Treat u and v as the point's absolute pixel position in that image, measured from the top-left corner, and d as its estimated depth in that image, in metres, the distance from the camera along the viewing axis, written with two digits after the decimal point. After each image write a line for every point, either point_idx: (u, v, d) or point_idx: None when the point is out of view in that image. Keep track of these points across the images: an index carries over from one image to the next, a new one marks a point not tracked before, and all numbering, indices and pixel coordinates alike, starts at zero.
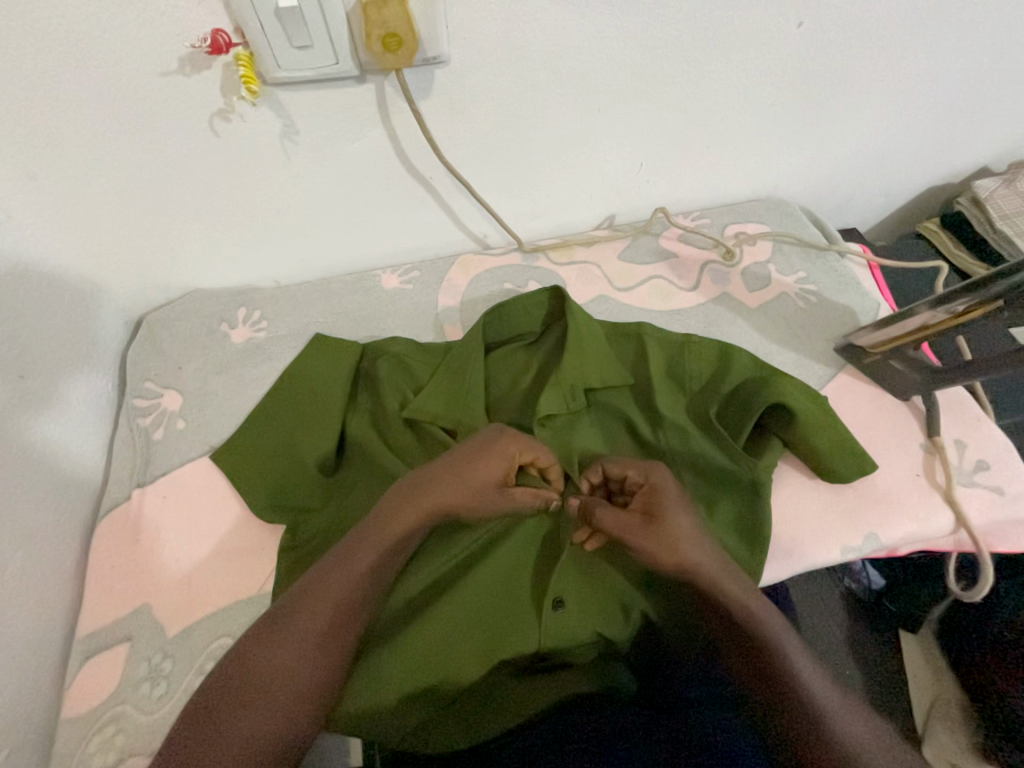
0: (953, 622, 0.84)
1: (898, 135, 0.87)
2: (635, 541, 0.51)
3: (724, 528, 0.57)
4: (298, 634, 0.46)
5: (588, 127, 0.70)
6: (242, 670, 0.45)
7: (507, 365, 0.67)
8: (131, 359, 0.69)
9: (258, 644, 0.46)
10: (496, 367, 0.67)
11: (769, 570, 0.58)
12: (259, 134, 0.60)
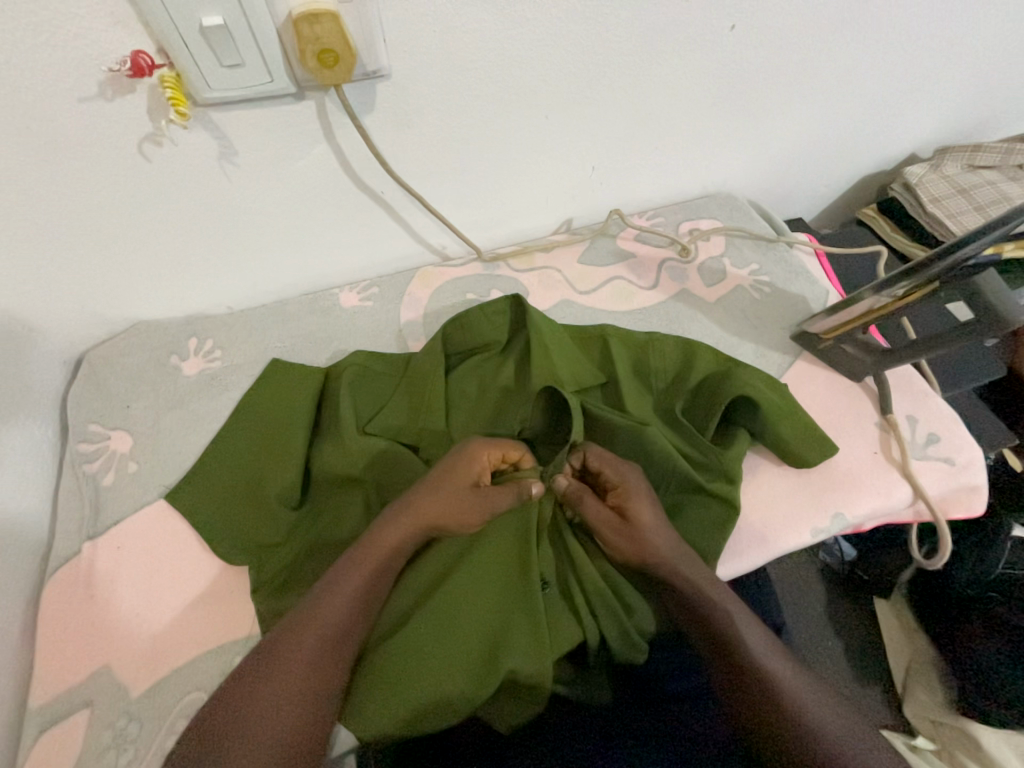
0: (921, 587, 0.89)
1: (832, 128, 0.91)
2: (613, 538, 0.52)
3: (697, 521, 0.58)
4: (292, 665, 0.44)
5: (538, 134, 0.71)
6: (232, 712, 0.42)
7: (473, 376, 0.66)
8: (72, 401, 0.65)
9: (248, 679, 0.44)
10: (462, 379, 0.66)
11: (746, 559, 0.58)
12: (194, 157, 0.57)
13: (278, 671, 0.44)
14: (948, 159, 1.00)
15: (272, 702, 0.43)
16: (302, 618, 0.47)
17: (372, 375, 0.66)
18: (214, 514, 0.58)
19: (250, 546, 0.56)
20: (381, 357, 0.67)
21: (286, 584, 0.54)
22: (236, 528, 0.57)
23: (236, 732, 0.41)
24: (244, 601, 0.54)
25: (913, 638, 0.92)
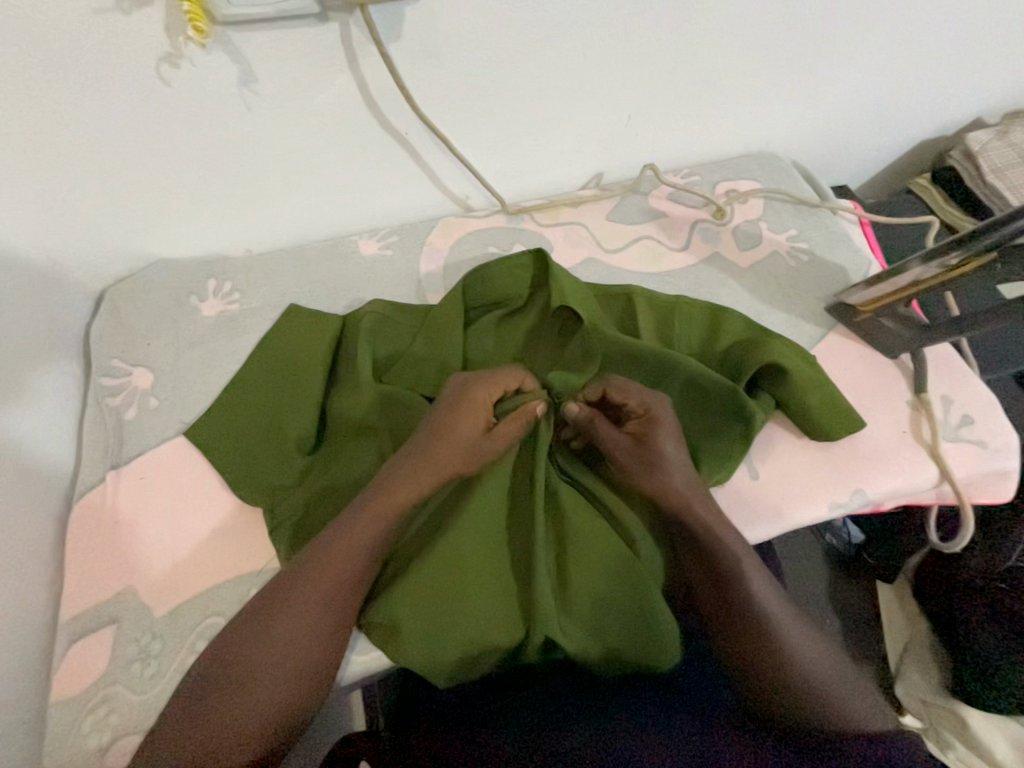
0: (927, 574, 0.87)
1: (890, 82, 0.84)
2: (622, 459, 0.53)
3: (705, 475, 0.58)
4: (312, 599, 0.46)
5: (573, 75, 0.66)
6: (247, 643, 0.45)
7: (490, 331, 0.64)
8: (96, 336, 0.66)
9: (269, 608, 0.46)
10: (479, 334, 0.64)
11: (758, 531, 0.57)
12: (213, 83, 0.55)
13: (302, 597, 0.46)
14: (1017, 125, 0.92)
15: (291, 629, 0.45)
16: (310, 559, 0.48)
17: (391, 325, 0.64)
18: (235, 454, 0.58)
19: (270, 489, 0.57)
20: (402, 308, 0.66)
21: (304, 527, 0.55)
22: (254, 469, 0.58)
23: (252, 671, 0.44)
24: (260, 536, 0.55)
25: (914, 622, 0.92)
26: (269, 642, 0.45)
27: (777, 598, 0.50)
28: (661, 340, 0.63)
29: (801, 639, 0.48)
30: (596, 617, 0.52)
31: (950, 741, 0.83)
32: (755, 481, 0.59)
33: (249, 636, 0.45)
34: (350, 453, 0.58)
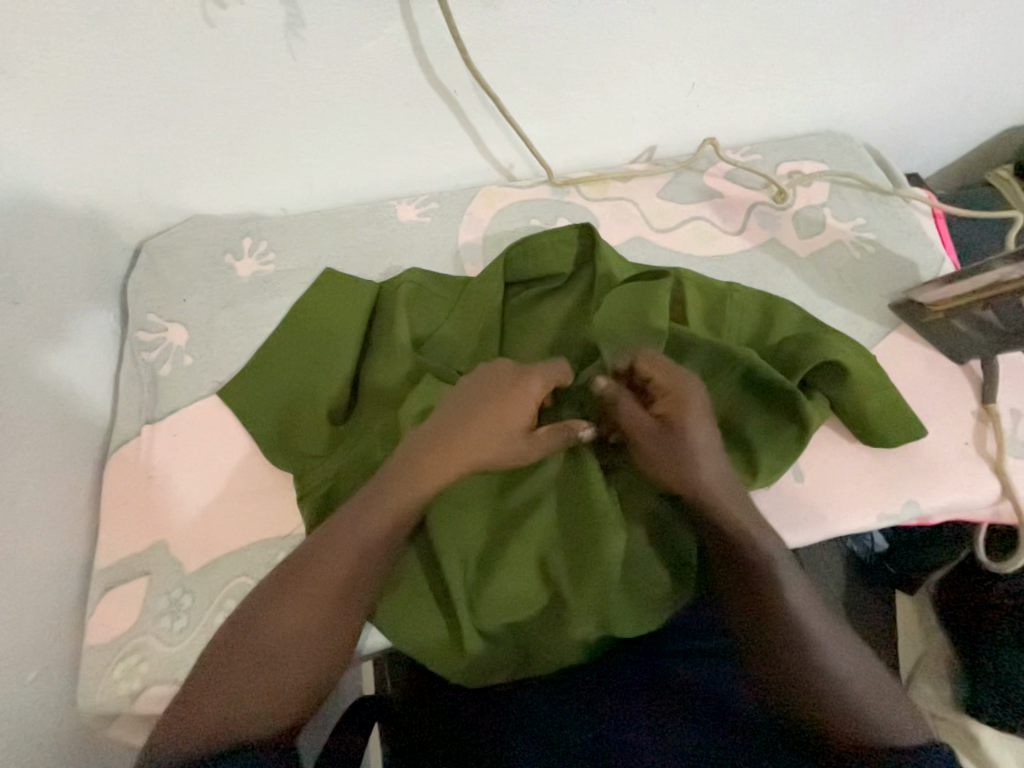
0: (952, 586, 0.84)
1: (983, 57, 0.76)
2: (650, 446, 0.50)
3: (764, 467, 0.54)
4: (322, 584, 0.45)
5: (636, 34, 0.61)
6: (270, 609, 0.45)
7: (531, 308, 0.61)
8: (132, 289, 0.65)
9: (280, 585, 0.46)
10: (518, 311, 0.61)
11: (798, 534, 0.55)
12: (257, 25, 0.52)
13: (293, 576, 0.46)
14: None
15: (309, 612, 0.45)
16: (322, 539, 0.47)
17: (428, 296, 0.62)
18: (269, 420, 0.57)
19: (299, 456, 0.56)
20: (439, 280, 0.63)
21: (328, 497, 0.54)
22: (283, 436, 0.57)
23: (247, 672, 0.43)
24: (289, 502, 0.55)
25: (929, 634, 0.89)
26: (289, 628, 0.44)
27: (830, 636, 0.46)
28: (710, 329, 0.60)
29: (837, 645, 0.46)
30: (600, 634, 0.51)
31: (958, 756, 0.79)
32: (801, 484, 0.56)
33: (255, 611, 0.45)
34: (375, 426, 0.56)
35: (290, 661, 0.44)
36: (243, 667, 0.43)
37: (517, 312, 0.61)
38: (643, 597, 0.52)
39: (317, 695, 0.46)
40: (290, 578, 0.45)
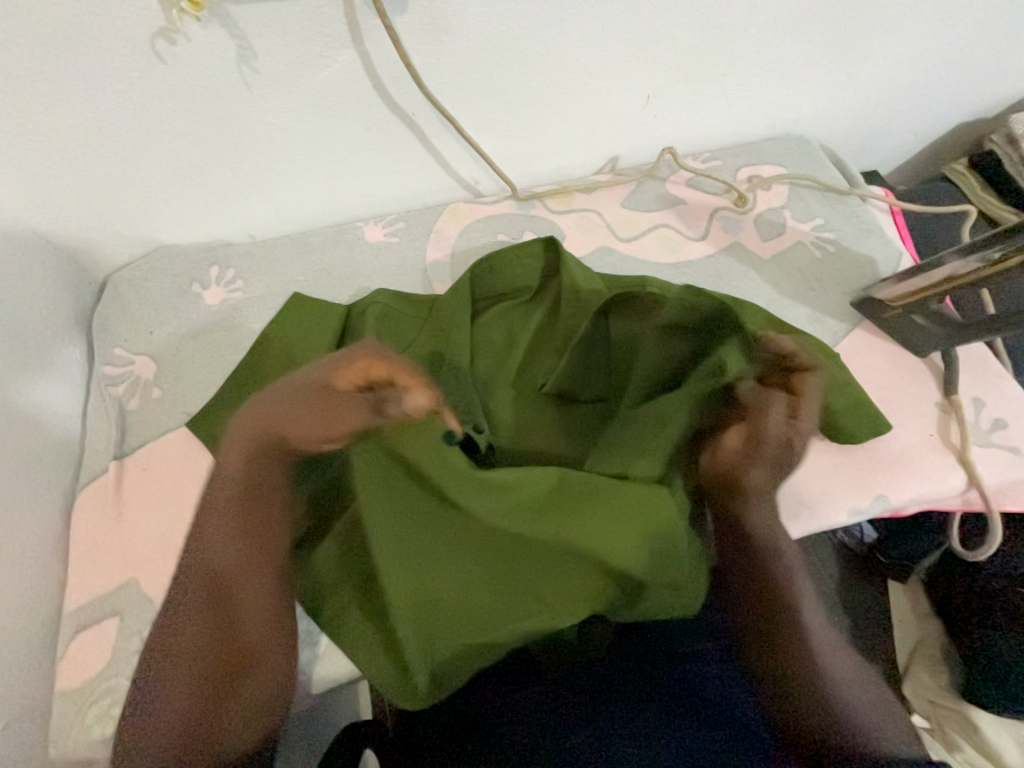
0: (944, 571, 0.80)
1: (928, 58, 0.78)
2: (716, 441, 0.55)
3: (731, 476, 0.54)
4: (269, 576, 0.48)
5: (589, 52, 0.63)
6: (202, 637, 0.45)
7: (499, 324, 0.61)
8: (99, 324, 0.65)
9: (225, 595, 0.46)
10: (487, 327, 0.61)
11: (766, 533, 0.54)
12: (210, 60, 0.52)
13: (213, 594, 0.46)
14: None
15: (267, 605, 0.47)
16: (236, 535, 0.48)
17: (397, 316, 0.62)
18: (251, 438, 0.49)
19: (284, 477, 0.50)
20: (407, 299, 0.64)
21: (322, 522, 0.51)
22: (260, 455, 0.49)
23: (186, 700, 0.44)
24: None
25: (923, 619, 0.85)
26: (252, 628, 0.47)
27: (823, 635, 0.52)
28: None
29: (834, 645, 0.52)
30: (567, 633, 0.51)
31: (959, 744, 0.78)
32: None
33: (201, 628, 0.46)
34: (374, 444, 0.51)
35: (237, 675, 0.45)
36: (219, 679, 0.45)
37: (486, 328, 0.61)
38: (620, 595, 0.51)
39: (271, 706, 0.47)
40: (214, 597, 0.46)
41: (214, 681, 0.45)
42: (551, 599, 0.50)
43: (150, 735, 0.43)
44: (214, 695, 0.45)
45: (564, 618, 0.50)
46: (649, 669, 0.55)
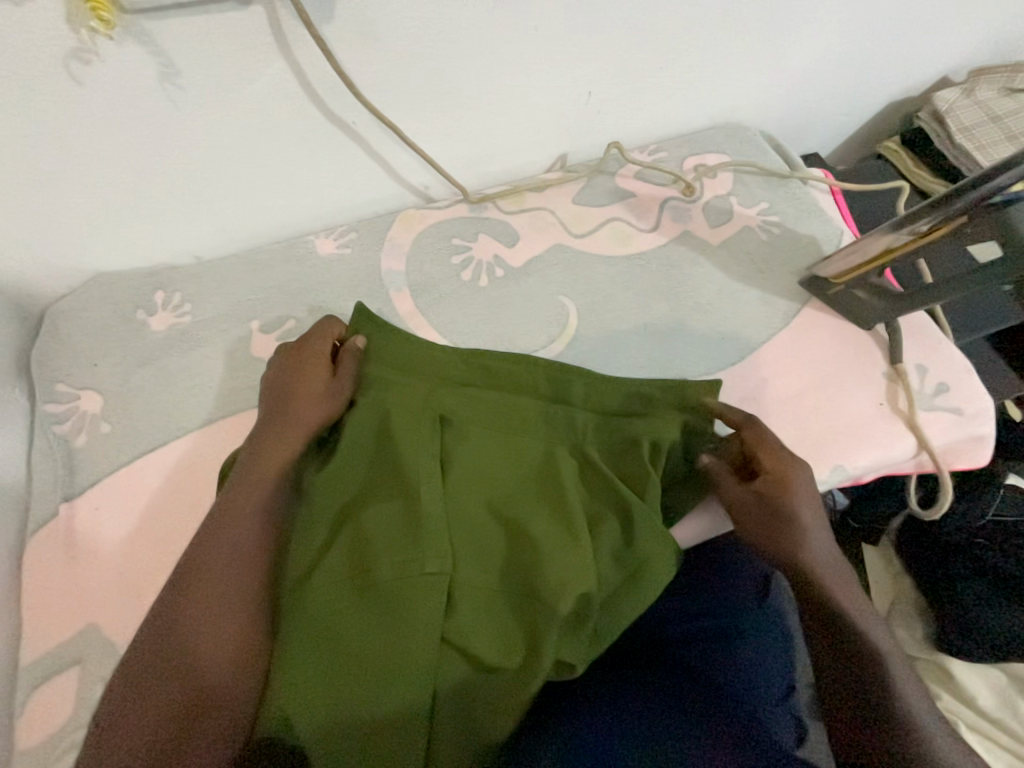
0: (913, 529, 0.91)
1: (852, 44, 0.82)
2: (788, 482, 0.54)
3: (611, 561, 0.51)
4: (248, 571, 0.48)
5: (526, 49, 0.63)
6: (176, 633, 0.44)
7: (609, 461, 0.55)
8: (38, 360, 0.62)
9: (170, 614, 0.45)
10: (608, 465, 0.54)
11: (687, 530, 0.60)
12: (128, 77, 0.50)
13: (192, 596, 0.46)
14: (983, 83, 0.92)
15: (240, 616, 0.46)
16: (195, 581, 0.47)
17: (567, 465, 0.54)
18: (471, 459, 0.53)
19: (504, 480, 0.54)
20: (589, 436, 0.56)
21: (468, 379, 0.57)
22: (426, 484, 0.51)
23: (142, 710, 0.42)
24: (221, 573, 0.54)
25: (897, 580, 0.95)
26: (220, 611, 0.45)
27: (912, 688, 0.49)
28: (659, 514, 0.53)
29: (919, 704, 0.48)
30: (461, 659, 0.47)
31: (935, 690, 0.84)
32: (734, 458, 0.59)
33: (177, 635, 0.44)
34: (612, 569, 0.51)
35: (191, 668, 0.43)
36: (282, 366, 0.59)
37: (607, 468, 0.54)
38: (506, 624, 0.48)
39: (188, 710, 0.42)
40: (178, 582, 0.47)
41: (177, 725, 0.41)
42: (476, 626, 0.48)
43: (125, 725, 0.41)
44: (157, 695, 0.42)
45: (483, 654, 0.47)
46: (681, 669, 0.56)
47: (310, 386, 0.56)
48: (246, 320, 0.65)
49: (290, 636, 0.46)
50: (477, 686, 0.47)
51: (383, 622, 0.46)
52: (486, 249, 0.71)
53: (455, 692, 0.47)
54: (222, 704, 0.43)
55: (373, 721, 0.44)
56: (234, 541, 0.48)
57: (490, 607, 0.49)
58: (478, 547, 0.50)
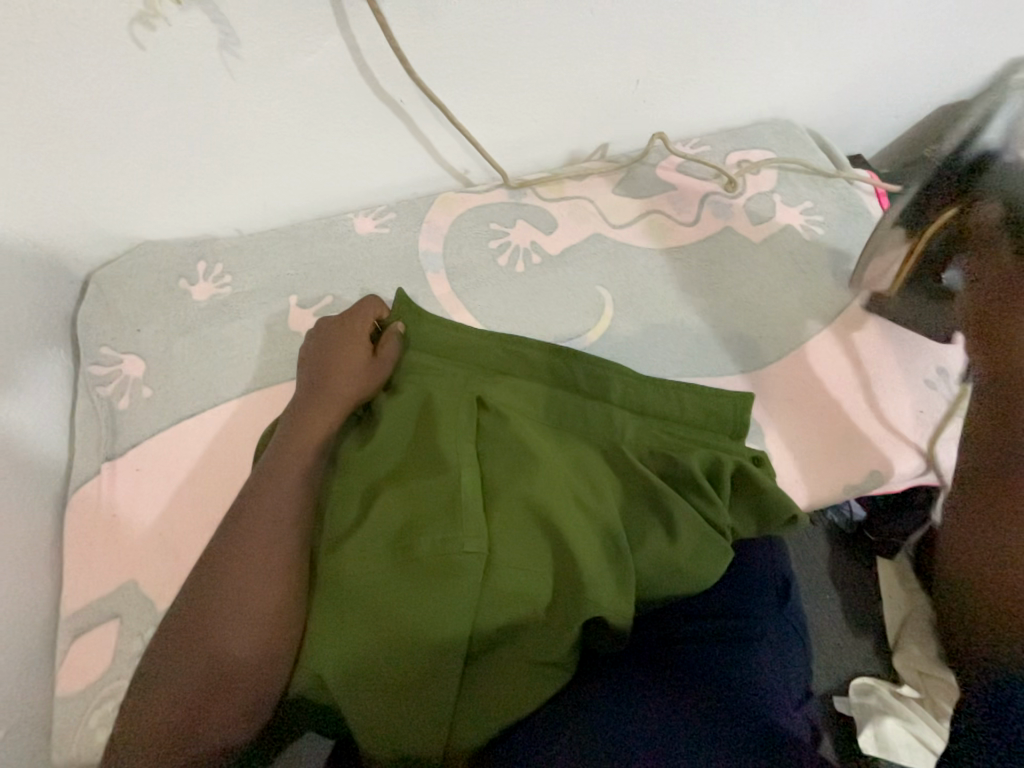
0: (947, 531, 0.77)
1: (909, 41, 0.79)
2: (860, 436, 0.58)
3: (644, 550, 0.51)
4: (283, 538, 0.48)
5: (577, 33, 0.62)
6: (218, 589, 0.46)
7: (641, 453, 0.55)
8: (84, 323, 0.63)
9: (213, 571, 0.47)
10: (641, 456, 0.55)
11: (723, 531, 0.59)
12: (190, 45, 0.51)
13: (233, 556, 0.47)
14: None
15: (276, 582, 0.46)
16: (237, 541, 0.48)
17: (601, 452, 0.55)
18: (510, 442, 0.54)
19: (540, 457, 0.53)
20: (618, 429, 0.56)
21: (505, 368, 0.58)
22: (463, 462, 0.52)
23: (189, 656, 0.43)
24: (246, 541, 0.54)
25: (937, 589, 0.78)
26: (258, 571, 0.47)
27: None
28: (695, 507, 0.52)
29: None
30: (495, 631, 0.48)
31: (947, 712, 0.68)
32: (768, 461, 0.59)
33: (219, 592, 0.46)
34: (646, 558, 0.51)
35: (233, 624, 0.45)
36: (321, 344, 0.60)
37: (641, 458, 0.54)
38: (540, 602, 0.49)
39: (230, 662, 0.43)
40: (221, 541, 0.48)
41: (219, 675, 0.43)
42: (510, 602, 0.48)
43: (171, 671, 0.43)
44: (201, 646, 0.44)
45: (515, 626, 0.48)
46: (694, 670, 0.51)
47: (347, 361, 0.58)
48: (285, 294, 0.66)
49: (326, 603, 0.47)
50: (509, 658, 0.48)
51: (418, 596, 0.47)
52: (524, 236, 0.71)
53: (486, 661, 0.48)
54: (259, 659, 0.44)
55: (404, 686, 0.46)
56: (274, 505, 0.50)
57: (523, 581, 0.49)
58: (513, 524, 0.50)
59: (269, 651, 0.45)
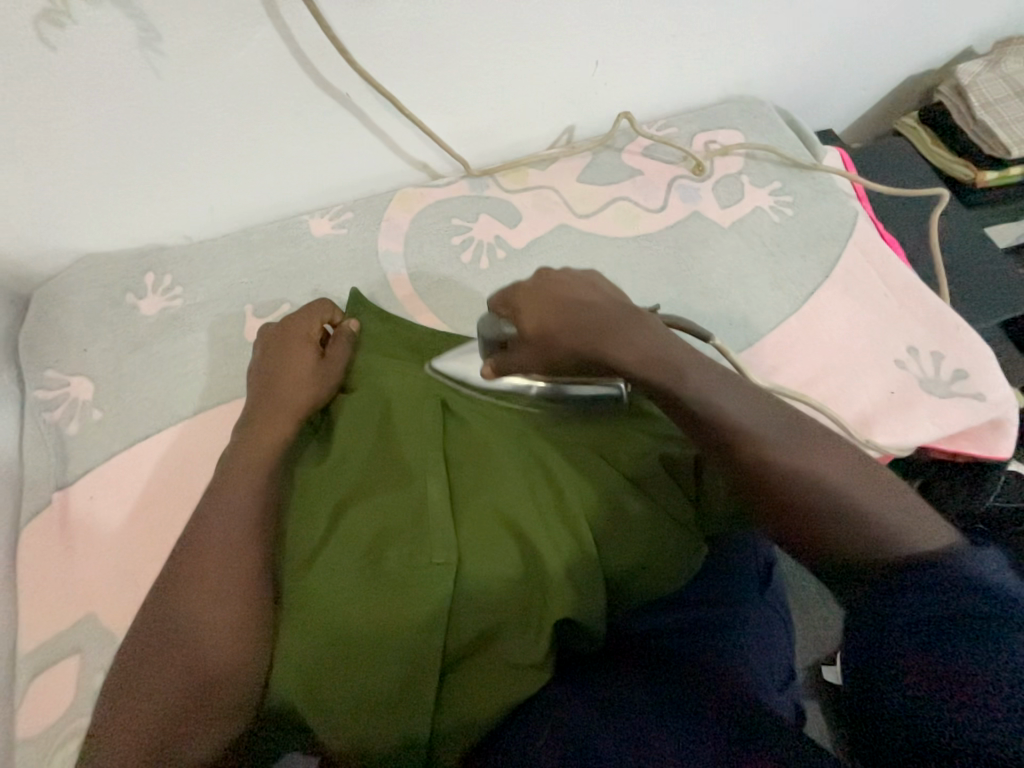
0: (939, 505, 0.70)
1: (874, 11, 0.77)
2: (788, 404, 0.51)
3: (615, 542, 0.50)
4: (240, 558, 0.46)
5: (528, 14, 0.59)
6: (174, 616, 0.44)
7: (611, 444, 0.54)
8: (27, 345, 0.60)
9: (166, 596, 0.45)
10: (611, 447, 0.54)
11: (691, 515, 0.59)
12: (109, 42, 0.47)
13: (189, 579, 0.45)
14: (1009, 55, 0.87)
15: (235, 604, 0.44)
16: (191, 565, 0.46)
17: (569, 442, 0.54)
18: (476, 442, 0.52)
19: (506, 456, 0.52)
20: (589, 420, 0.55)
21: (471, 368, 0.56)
22: (428, 467, 0.50)
23: (145, 688, 0.41)
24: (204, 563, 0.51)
25: None
26: (215, 593, 0.45)
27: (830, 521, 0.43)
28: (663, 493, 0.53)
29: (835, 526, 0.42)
30: (471, 636, 0.47)
31: None
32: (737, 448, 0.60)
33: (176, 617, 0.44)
34: (620, 553, 0.50)
35: (192, 650, 0.43)
36: (266, 349, 0.57)
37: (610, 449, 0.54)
38: (515, 603, 0.48)
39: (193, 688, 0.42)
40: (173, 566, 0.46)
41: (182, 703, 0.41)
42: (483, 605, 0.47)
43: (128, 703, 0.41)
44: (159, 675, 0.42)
45: (492, 630, 0.47)
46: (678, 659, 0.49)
47: (295, 370, 0.55)
48: (240, 304, 0.63)
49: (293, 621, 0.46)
50: (489, 663, 0.47)
51: (389, 606, 0.46)
52: (487, 230, 0.69)
53: (465, 666, 0.47)
54: (224, 685, 0.42)
55: (380, 697, 0.44)
56: (229, 524, 0.47)
57: (498, 585, 0.48)
58: (483, 526, 0.49)
59: (233, 682, 0.43)
